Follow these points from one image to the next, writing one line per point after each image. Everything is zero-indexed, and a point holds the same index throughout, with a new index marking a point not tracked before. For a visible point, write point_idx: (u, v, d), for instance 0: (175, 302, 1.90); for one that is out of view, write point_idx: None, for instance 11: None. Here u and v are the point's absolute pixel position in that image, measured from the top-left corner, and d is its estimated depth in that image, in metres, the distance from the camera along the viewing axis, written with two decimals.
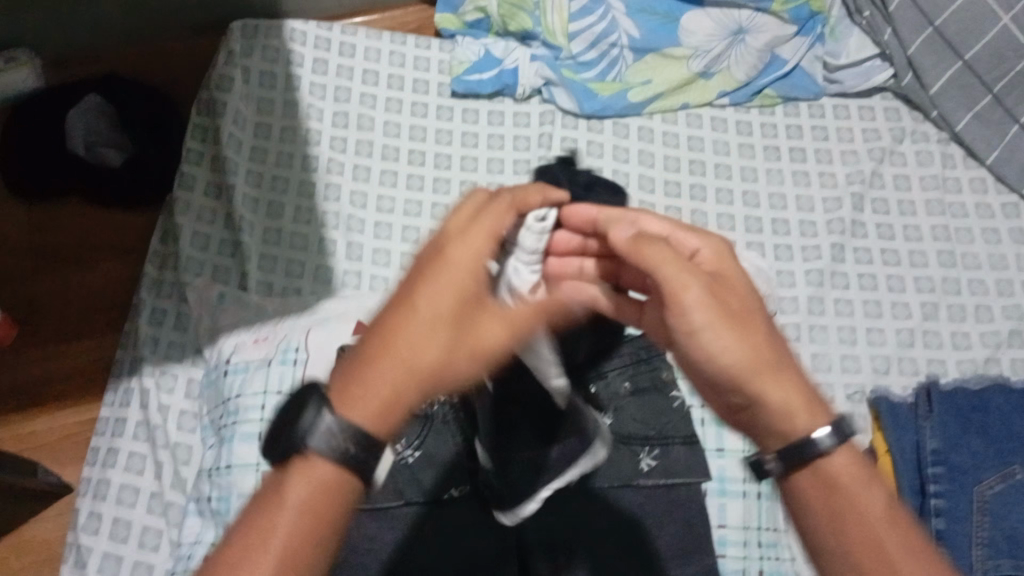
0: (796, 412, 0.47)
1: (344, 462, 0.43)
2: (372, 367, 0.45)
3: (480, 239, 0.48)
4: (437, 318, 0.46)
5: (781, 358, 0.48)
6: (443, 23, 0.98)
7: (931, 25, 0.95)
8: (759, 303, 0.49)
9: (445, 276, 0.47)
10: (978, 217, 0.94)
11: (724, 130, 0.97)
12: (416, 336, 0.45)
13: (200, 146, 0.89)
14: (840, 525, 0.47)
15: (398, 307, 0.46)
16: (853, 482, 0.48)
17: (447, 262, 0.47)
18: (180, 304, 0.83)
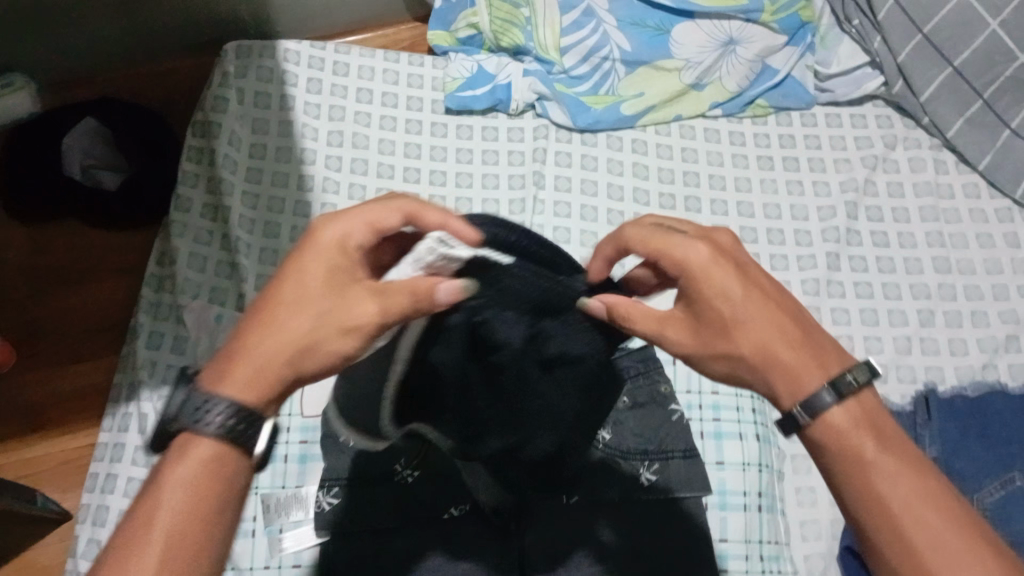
0: (799, 383, 0.50)
1: (226, 439, 0.47)
2: (249, 345, 0.49)
3: (352, 222, 0.50)
4: (308, 299, 0.49)
5: (779, 354, 0.50)
6: (436, 39, 0.98)
7: (921, 32, 0.95)
8: (743, 303, 0.50)
9: (315, 261, 0.49)
10: (972, 222, 0.95)
11: (718, 140, 0.97)
12: (286, 318, 0.49)
13: (196, 168, 0.89)
14: (856, 472, 0.48)
15: (274, 291, 0.50)
16: (866, 430, 0.49)
17: (316, 247, 0.50)
18: (178, 326, 0.83)
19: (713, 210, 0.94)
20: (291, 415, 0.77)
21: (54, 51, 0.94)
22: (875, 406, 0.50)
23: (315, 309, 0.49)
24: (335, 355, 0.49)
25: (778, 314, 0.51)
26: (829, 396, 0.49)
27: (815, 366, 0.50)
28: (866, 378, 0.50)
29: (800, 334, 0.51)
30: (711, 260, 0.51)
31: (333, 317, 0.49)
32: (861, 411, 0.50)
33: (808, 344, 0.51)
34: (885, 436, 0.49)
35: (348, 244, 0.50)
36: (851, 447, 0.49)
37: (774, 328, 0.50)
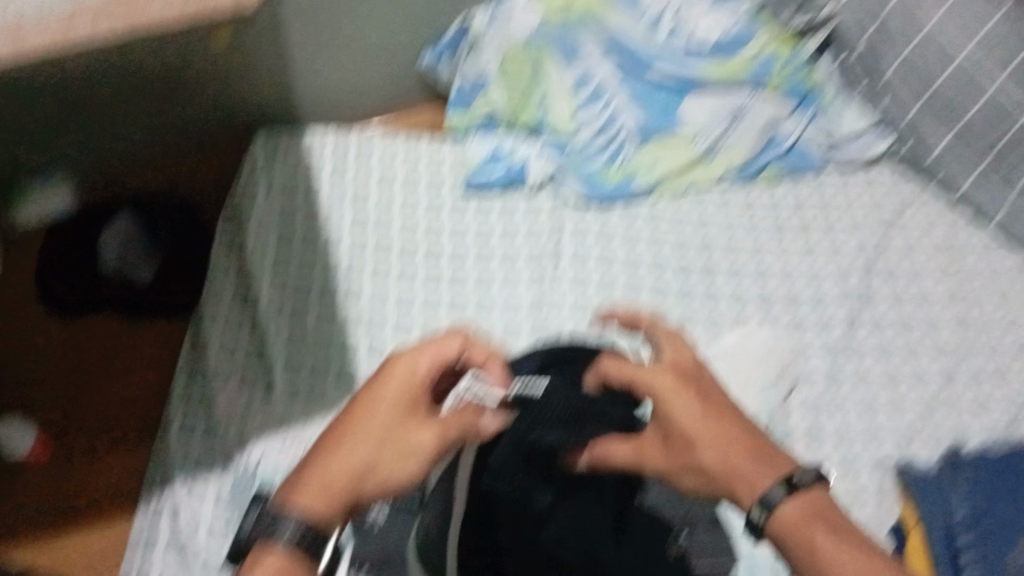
0: (749, 482, 0.55)
1: (297, 548, 0.50)
2: (321, 464, 0.54)
3: (418, 353, 0.57)
4: (371, 418, 0.55)
5: (740, 464, 0.56)
6: (458, 121, 1.03)
7: (926, 94, 0.96)
8: (704, 424, 0.56)
9: (385, 386, 0.56)
10: (990, 278, 0.95)
11: (731, 207, 1.00)
12: (349, 434, 0.55)
13: (227, 260, 0.93)
14: (813, 557, 0.52)
15: (348, 409, 0.57)
16: (815, 521, 0.53)
17: (388, 373, 0.57)
18: (208, 414, 0.85)
19: (729, 276, 0.95)
20: None
21: (89, 154, 0.98)
22: (825, 502, 0.54)
23: (378, 428, 0.55)
24: (387, 481, 0.54)
25: (728, 429, 0.57)
26: (776, 492, 0.54)
27: (764, 468, 0.55)
28: (811, 476, 0.54)
29: (751, 446, 0.57)
30: (673, 383, 0.58)
31: (392, 439, 0.54)
32: (811, 506, 0.54)
33: (749, 448, 0.57)
34: (831, 526, 0.53)
35: (413, 374, 0.56)
36: (803, 539, 0.53)
37: (731, 436, 0.57)
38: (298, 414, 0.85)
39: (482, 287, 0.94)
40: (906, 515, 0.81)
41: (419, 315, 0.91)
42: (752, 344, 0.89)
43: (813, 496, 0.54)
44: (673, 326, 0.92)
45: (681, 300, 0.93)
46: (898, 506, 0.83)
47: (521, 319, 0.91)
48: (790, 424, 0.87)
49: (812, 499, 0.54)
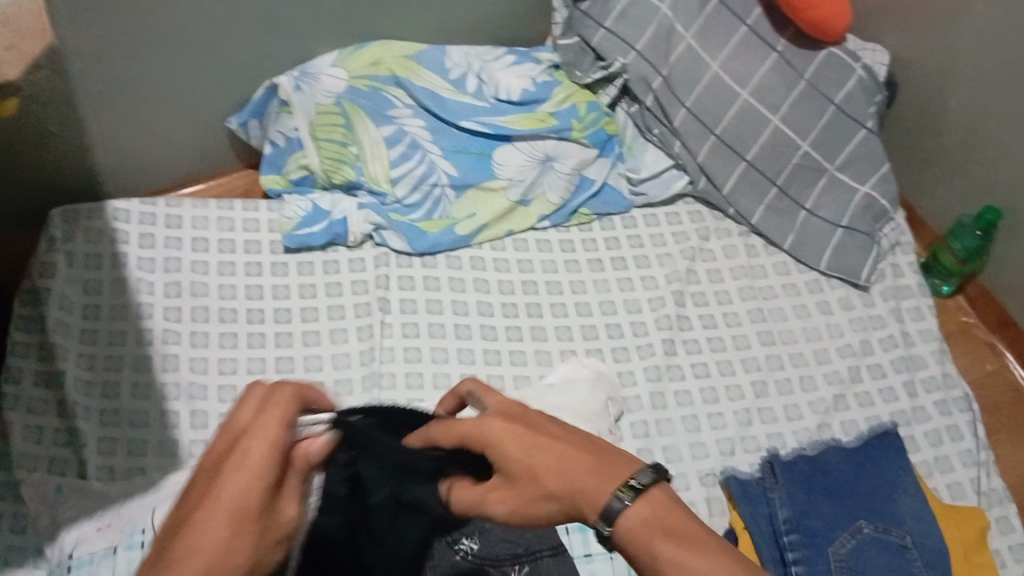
0: (592, 498, 0.46)
1: None
2: None
3: (274, 418, 0.46)
4: (232, 515, 0.43)
5: (580, 480, 0.47)
6: (270, 183, 1.00)
7: (712, 133, 1.05)
8: (534, 448, 0.48)
9: (234, 474, 0.44)
10: (787, 296, 1.04)
11: (549, 250, 1.03)
12: (207, 537, 0.42)
13: (25, 337, 0.86)
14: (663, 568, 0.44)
15: (196, 507, 0.43)
16: (661, 526, 0.45)
17: (246, 452, 0.44)
18: (15, 505, 0.78)
19: (552, 312, 0.99)
20: None
21: None
22: (666, 498, 0.46)
23: (240, 526, 0.43)
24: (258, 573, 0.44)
25: (565, 449, 0.49)
26: (618, 501, 0.45)
27: (605, 476, 0.47)
28: (652, 475, 0.46)
29: (587, 458, 0.48)
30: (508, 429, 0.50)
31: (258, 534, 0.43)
32: (650, 510, 0.45)
33: (589, 461, 0.48)
34: (683, 535, 0.45)
35: (275, 447, 0.45)
36: (651, 548, 0.45)
37: (568, 454, 0.48)
38: (116, 495, 0.78)
39: (310, 345, 0.92)
40: (735, 520, 0.86)
41: (246, 378, 0.89)
42: (579, 376, 0.91)
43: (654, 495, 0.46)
44: (503, 365, 0.94)
45: (510, 340, 0.96)
46: (727, 515, 0.88)
47: (352, 374, 0.91)
48: (623, 447, 0.90)
49: (653, 499, 0.46)
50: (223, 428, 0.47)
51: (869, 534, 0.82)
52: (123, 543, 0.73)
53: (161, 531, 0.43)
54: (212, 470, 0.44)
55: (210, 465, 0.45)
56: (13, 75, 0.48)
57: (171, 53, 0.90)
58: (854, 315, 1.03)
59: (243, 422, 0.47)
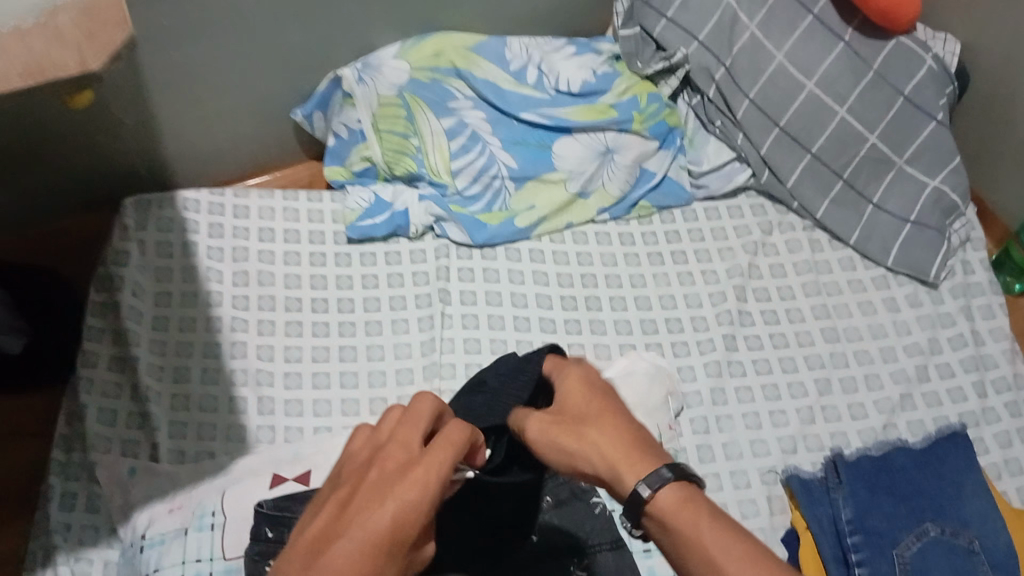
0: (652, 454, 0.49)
1: None
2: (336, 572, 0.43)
3: (439, 455, 0.48)
4: (373, 533, 0.45)
5: (616, 441, 0.49)
6: (333, 175, 1.01)
7: (776, 125, 1.03)
8: (602, 402, 0.51)
9: (389, 499, 0.46)
10: (852, 292, 1.02)
11: (609, 242, 1.03)
12: (354, 547, 0.44)
13: (100, 322, 0.89)
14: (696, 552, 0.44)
15: (354, 515, 0.46)
16: (700, 512, 0.46)
17: (409, 481, 0.47)
18: (91, 485, 0.81)
19: (612, 306, 0.98)
20: (211, 560, 0.72)
21: None
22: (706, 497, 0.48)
23: (381, 550, 0.44)
24: None
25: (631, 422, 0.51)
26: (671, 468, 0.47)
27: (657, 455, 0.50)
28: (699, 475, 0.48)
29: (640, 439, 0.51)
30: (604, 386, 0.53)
31: (396, 564, 0.45)
32: (691, 499, 0.46)
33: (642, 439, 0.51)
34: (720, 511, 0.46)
35: (430, 491, 0.46)
36: (691, 520, 0.45)
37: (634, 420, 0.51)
38: (186, 478, 0.81)
39: (372, 334, 0.94)
40: (797, 519, 0.85)
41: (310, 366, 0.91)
42: (638, 369, 0.91)
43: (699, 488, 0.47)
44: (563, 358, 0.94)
45: (569, 333, 0.96)
46: (788, 514, 0.87)
47: (414, 364, 0.92)
48: (682, 443, 0.90)
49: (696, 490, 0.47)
50: (396, 445, 0.49)
51: (935, 536, 0.80)
52: (193, 525, 0.74)
53: (317, 525, 0.46)
54: (372, 487, 0.47)
55: (374, 480, 0.48)
56: (95, 67, 0.46)
57: (239, 42, 0.91)
58: (922, 313, 1.01)
59: (413, 448, 0.49)
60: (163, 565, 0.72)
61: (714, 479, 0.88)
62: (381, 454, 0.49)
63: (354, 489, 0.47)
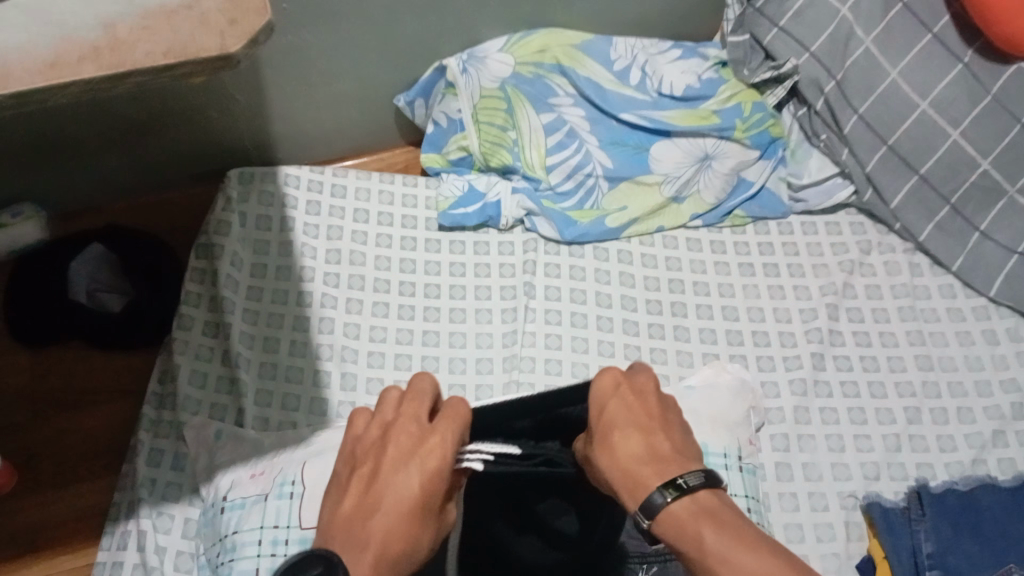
0: (639, 482, 0.51)
1: None
2: (373, 539, 0.51)
3: (445, 428, 0.53)
4: (402, 504, 0.52)
5: (633, 469, 0.52)
6: (430, 162, 1.03)
7: (885, 144, 1.00)
8: (623, 434, 0.54)
9: (413, 470, 0.53)
10: (950, 321, 0.98)
11: (700, 249, 1.02)
12: (388, 519, 0.52)
13: (199, 288, 0.92)
14: (700, 553, 0.48)
15: (381, 491, 0.53)
16: (704, 517, 0.50)
17: (424, 455, 0.53)
18: (178, 443, 0.85)
19: (698, 314, 0.97)
20: (289, 527, 0.74)
21: (62, 183, 0.98)
22: (715, 503, 0.51)
23: (414, 516, 0.52)
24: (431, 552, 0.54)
25: (639, 438, 0.54)
26: (660, 495, 0.50)
27: (662, 470, 0.52)
28: (698, 480, 0.51)
29: (659, 451, 0.54)
30: (616, 401, 0.55)
31: (429, 525, 0.53)
32: (697, 506, 0.50)
33: (655, 453, 0.53)
34: (722, 525, 0.49)
35: (444, 460, 0.52)
36: (693, 535, 0.49)
37: (630, 446, 0.53)
38: (269, 447, 0.83)
39: (456, 322, 0.95)
40: (875, 548, 0.83)
41: (394, 348, 0.92)
42: (722, 382, 0.89)
43: (700, 497, 0.51)
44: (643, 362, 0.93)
45: (652, 336, 0.95)
46: (866, 542, 0.84)
47: (494, 354, 0.93)
48: (760, 459, 0.88)
49: (698, 501, 0.51)
50: (403, 426, 0.55)
51: None
52: (274, 492, 0.77)
53: (350, 504, 0.54)
54: (394, 461, 0.54)
55: (393, 455, 0.54)
56: (235, 50, 0.44)
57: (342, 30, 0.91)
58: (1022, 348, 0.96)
59: (420, 424, 0.55)
60: (242, 528, 0.75)
61: (790, 499, 0.86)
62: (390, 434, 0.55)
63: (377, 466, 0.54)
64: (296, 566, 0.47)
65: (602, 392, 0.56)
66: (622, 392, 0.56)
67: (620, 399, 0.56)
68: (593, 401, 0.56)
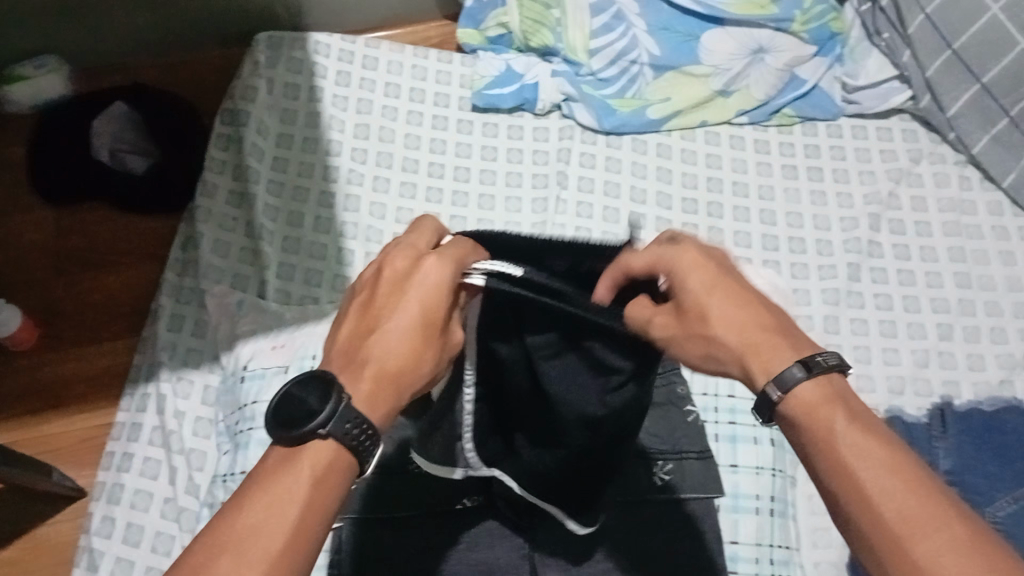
0: (766, 357, 0.45)
1: (341, 439, 0.42)
2: (364, 372, 0.45)
3: (447, 257, 0.46)
4: (403, 334, 0.45)
5: (768, 347, 0.45)
6: (466, 38, 0.98)
7: (950, 47, 0.94)
8: (743, 318, 0.46)
9: (412, 294, 0.46)
10: (994, 239, 0.94)
11: (742, 148, 0.98)
12: (389, 349, 0.45)
13: (223, 155, 0.90)
14: (829, 452, 0.42)
15: (374, 323, 0.46)
16: (838, 407, 0.43)
17: (421, 281, 0.46)
18: (200, 311, 0.85)
19: (734, 216, 0.94)
20: None
21: (84, 34, 0.94)
22: (848, 391, 0.45)
23: (413, 345, 0.45)
24: (432, 380, 0.48)
25: (751, 316, 0.46)
26: (797, 368, 0.44)
27: (798, 342, 0.46)
28: (835, 360, 0.44)
29: (771, 323, 0.46)
30: (716, 281, 0.46)
31: (429, 353, 0.46)
32: (828, 395, 0.44)
33: (770, 326, 0.46)
34: (855, 415, 0.43)
35: (445, 281, 0.46)
36: (822, 424, 0.43)
37: (750, 320, 0.46)
38: (290, 319, 0.82)
39: (484, 208, 0.92)
40: None
41: None
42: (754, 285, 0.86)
43: (830, 381, 0.44)
44: None
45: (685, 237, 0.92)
46: None
47: None
48: None
49: (830, 387, 0.44)
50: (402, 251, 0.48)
51: None
52: (294, 365, 0.76)
53: (350, 333, 0.47)
54: (392, 283, 0.47)
55: (391, 280, 0.47)
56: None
57: None
58: None
59: (421, 250, 0.48)
60: (263, 397, 0.75)
61: None
62: (383, 260, 0.48)
63: (373, 289, 0.47)
64: (306, 379, 0.43)
65: (698, 268, 0.47)
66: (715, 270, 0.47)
67: (721, 278, 0.47)
68: (694, 277, 0.46)
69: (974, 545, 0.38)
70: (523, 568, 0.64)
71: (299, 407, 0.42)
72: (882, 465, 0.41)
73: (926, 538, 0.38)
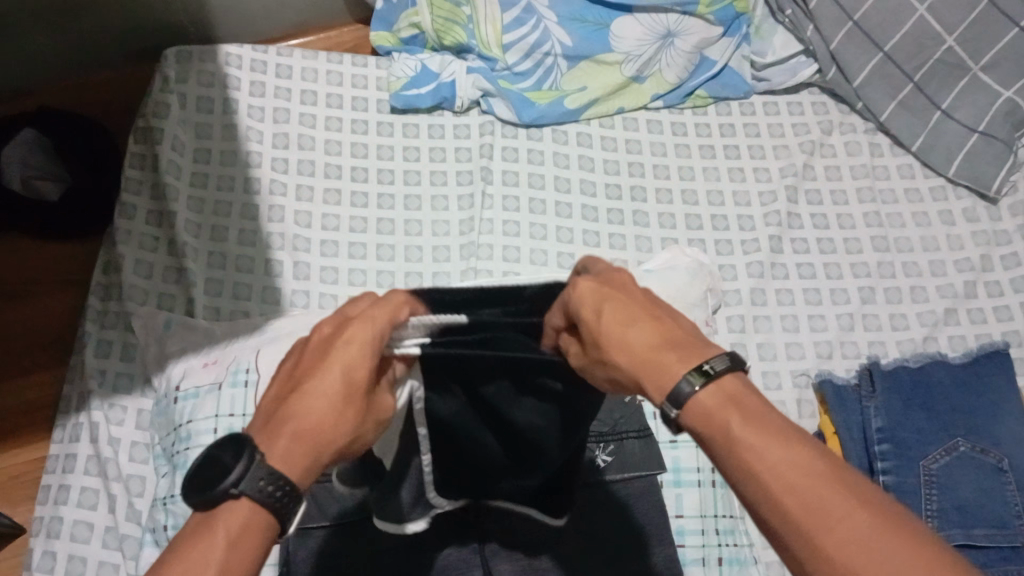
0: (662, 373, 0.42)
1: (258, 498, 0.40)
2: (278, 437, 0.42)
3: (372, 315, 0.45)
4: (325, 397, 0.44)
5: (654, 355, 0.43)
6: (380, 41, 0.97)
7: (851, 19, 0.98)
8: (644, 339, 0.44)
9: (338, 354, 0.44)
10: (907, 202, 0.98)
11: (660, 131, 0.99)
12: (310, 412, 0.43)
13: (140, 174, 0.89)
14: (736, 457, 0.40)
15: (300, 386, 0.44)
16: (738, 411, 0.40)
17: (345, 339, 0.44)
18: (126, 334, 0.83)
19: (658, 198, 0.96)
20: (244, 416, 0.74)
21: None
22: (748, 388, 0.42)
23: (333, 411, 0.43)
24: (355, 447, 0.45)
25: (648, 328, 0.44)
26: (686, 384, 0.41)
27: (685, 354, 0.42)
28: (726, 363, 0.41)
29: (674, 334, 0.44)
30: (610, 302, 0.45)
31: (351, 416, 0.44)
32: (726, 396, 0.41)
33: (670, 339, 0.44)
34: (754, 415, 0.40)
35: (378, 333, 0.44)
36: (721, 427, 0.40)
37: (641, 336, 0.44)
38: (220, 335, 0.81)
39: (410, 209, 0.92)
40: (825, 424, 0.84)
41: (347, 236, 0.89)
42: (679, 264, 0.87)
43: (730, 390, 0.41)
44: (603, 248, 0.92)
45: (611, 221, 0.93)
46: (817, 418, 0.85)
47: (450, 242, 0.90)
48: (716, 339, 0.88)
49: (724, 389, 0.41)
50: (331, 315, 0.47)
51: (966, 451, 0.79)
52: (228, 381, 0.76)
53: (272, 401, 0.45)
54: (319, 344, 0.46)
55: (317, 341, 0.46)
56: None
57: None
58: (978, 229, 0.96)
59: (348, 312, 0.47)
60: (196, 417, 0.74)
61: None
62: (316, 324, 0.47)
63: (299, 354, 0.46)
64: (221, 442, 0.42)
65: (591, 292, 0.45)
66: (610, 293, 0.45)
67: (626, 301, 0.45)
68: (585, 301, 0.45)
69: (884, 535, 0.36)
70: (473, 561, 0.64)
71: (213, 468, 0.41)
72: (790, 465, 0.38)
73: (838, 530, 0.37)
